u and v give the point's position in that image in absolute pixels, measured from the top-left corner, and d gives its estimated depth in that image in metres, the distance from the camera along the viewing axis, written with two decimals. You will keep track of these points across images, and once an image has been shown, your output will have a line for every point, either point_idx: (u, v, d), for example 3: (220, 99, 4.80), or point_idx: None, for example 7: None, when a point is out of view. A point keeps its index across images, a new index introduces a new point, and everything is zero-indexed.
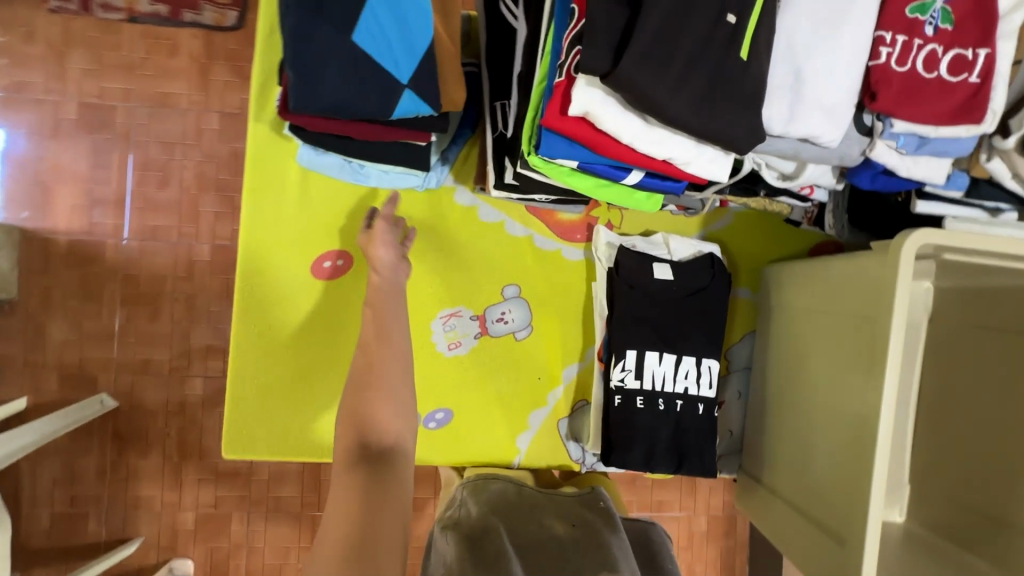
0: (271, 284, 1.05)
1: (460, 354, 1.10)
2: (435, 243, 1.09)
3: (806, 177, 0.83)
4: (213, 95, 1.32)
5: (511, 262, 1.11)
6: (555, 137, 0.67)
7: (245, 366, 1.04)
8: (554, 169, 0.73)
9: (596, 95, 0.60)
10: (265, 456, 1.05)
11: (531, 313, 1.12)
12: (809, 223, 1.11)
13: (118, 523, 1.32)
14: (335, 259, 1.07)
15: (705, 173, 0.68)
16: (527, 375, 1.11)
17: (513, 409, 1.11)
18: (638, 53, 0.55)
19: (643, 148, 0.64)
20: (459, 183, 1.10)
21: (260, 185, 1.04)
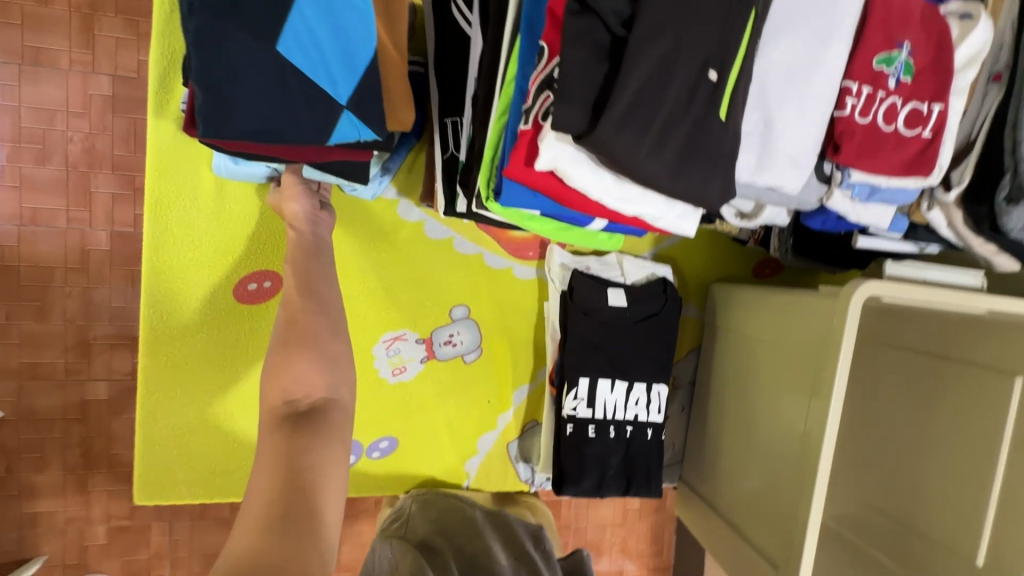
0: (186, 311, 0.92)
1: (406, 380, 1.03)
2: (377, 261, 1.01)
3: (763, 218, 0.82)
4: (101, 54, 1.10)
5: (459, 282, 1.04)
6: (517, 186, 0.60)
7: (157, 403, 0.92)
8: (513, 214, 0.67)
9: (566, 151, 0.54)
10: (188, 500, 0.94)
11: (481, 335, 1.06)
12: (756, 243, 1.12)
13: (13, 542, 1.18)
14: (260, 280, 0.95)
15: (673, 227, 0.65)
16: (477, 400, 1.07)
17: (462, 435, 1.07)
18: (614, 118, 0.49)
19: (612, 204, 0.60)
20: (402, 195, 1.00)
21: (162, 197, 0.89)
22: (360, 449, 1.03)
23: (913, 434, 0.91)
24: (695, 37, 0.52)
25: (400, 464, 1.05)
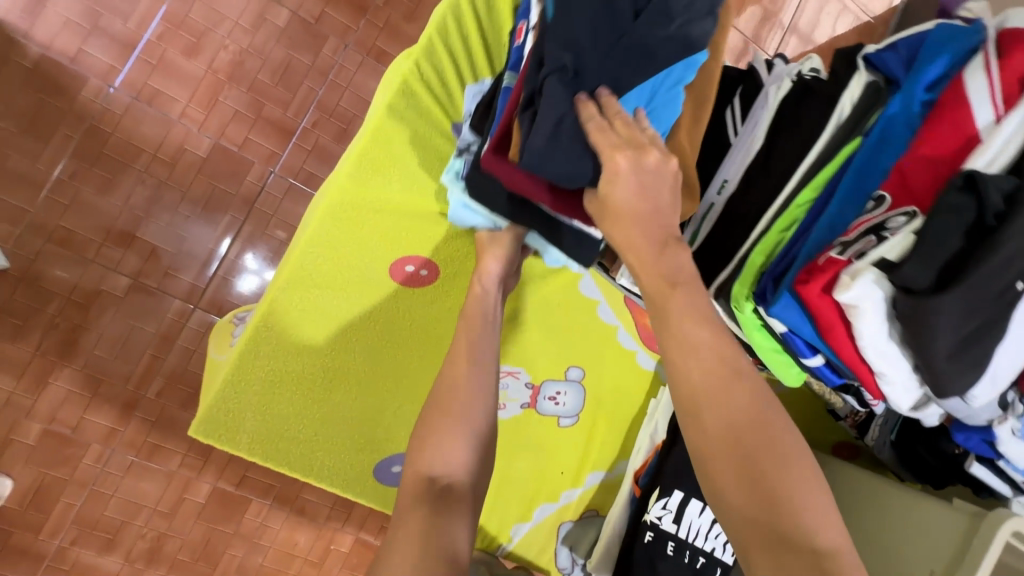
0: (337, 265, 0.88)
1: (500, 417, 0.99)
2: (526, 292, 0.97)
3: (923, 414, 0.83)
4: None
5: (586, 346, 1.02)
6: (792, 302, 0.61)
7: (265, 342, 0.85)
8: (751, 320, 0.68)
9: (878, 297, 0.55)
10: (241, 453, 0.86)
11: (584, 405, 1.03)
12: (851, 423, 1.15)
13: None
14: (419, 266, 0.90)
15: (892, 394, 0.67)
16: (552, 466, 1.02)
17: (523, 496, 1.01)
18: (953, 294, 0.51)
19: (870, 355, 0.61)
20: (589, 272, 0.99)
21: (372, 154, 0.84)
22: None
23: None
24: None
25: None
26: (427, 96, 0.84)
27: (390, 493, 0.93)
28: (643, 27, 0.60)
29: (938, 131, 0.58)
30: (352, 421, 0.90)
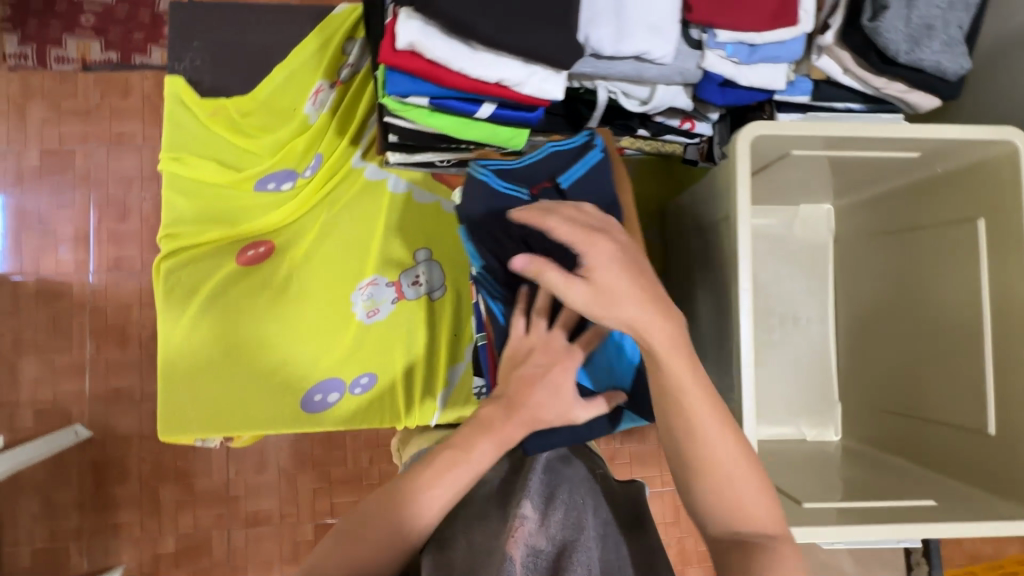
0: (195, 269, 1.09)
1: (380, 319, 1.12)
2: (344, 213, 1.14)
3: (660, 101, 0.89)
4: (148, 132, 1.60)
5: (420, 229, 1.15)
6: (399, 75, 0.74)
7: (172, 352, 1.07)
8: (413, 112, 0.81)
9: (417, 26, 0.68)
10: (199, 433, 1.07)
11: (445, 273, 1.15)
12: (704, 160, 1.14)
13: None
14: (257, 247, 1.11)
15: (541, 92, 0.75)
16: (445, 331, 1.13)
17: (434, 366, 1.12)
18: None
19: (473, 73, 0.71)
20: (416, 185, 1.16)
21: (173, 209, 1.09)
22: (343, 387, 1.10)
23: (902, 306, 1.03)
24: None
25: (378, 400, 1.10)
26: (190, 142, 1.11)
27: (322, 416, 1.09)
28: None
29: None
30: (275, 386, 1.09)
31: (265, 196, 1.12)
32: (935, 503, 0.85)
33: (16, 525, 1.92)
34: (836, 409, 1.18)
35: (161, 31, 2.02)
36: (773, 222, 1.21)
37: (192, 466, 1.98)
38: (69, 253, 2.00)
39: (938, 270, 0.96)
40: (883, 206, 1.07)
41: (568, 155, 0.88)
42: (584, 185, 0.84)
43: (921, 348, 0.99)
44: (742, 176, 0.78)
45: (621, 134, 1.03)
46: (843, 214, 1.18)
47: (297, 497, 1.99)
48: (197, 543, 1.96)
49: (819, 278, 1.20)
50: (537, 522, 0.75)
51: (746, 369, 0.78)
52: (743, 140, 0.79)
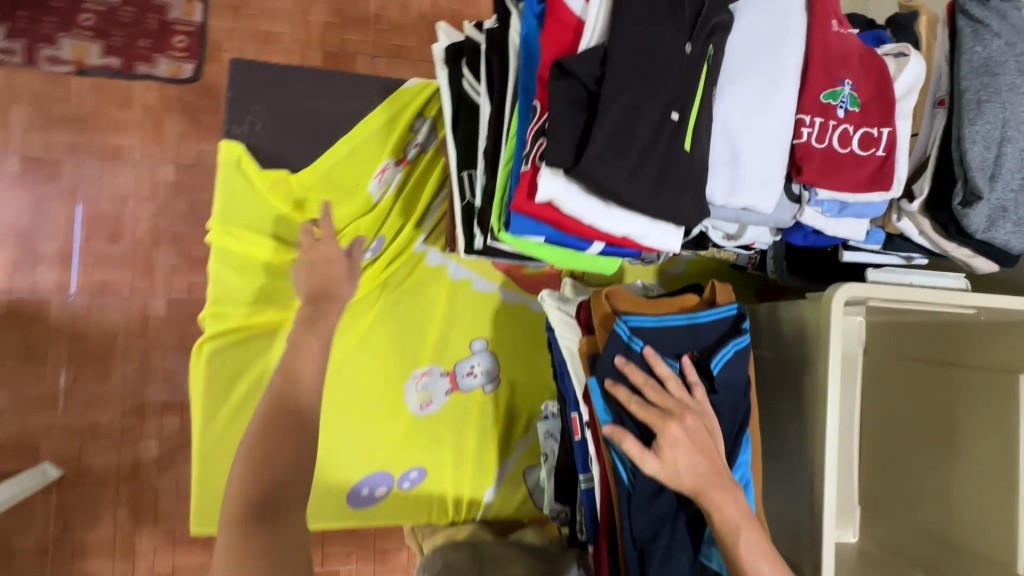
0: (240, 352, 1.03)
1: (433, 412, 1.10)
2: (401, 299, 1.11)
3: (748, 237, 0.92)
4: (167, 146, 1.36)
5: (477, 318, 1.13)
6: (524, 217, 0.72)
7: (210, 443, 1.01)
8: (523, 244, 0.79)
9: (560, 184, 0.66)
10: None
11: (499, 365, 1.13)
12: (754, 267, 1.21)
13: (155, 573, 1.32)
14: None
15: (660, 245, 0.75)
16: (496, 425, 1.12)
17: (484, 461, 1.11)
18: (593, 152, 0.62)
19: (604, 227, 0.71)
20: (476, 272, 1.14)
21: (222, 284, 1.03)
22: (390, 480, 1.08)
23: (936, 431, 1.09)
24: (656, 88, 0.65)
25: (427, 495, 1.09)
26: (245, 215, 1.05)
27: (368, 511, 1.06)
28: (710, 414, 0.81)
29: (551, 32, 0.68)
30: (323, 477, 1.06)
31: None
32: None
33: None
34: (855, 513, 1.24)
35: (171, 41, 1.37)
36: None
37: None
38: None
39: (971, 407, 1.03)
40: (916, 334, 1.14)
41: (709, 332, 0.85)
42: (726, 375, 0.82)
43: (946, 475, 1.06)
44: (835, 335, 0.81)
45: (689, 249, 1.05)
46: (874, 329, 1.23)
47: None
48: None
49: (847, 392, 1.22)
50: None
51: (828, 530, 0.79)
52: (836, 300, 0.82)
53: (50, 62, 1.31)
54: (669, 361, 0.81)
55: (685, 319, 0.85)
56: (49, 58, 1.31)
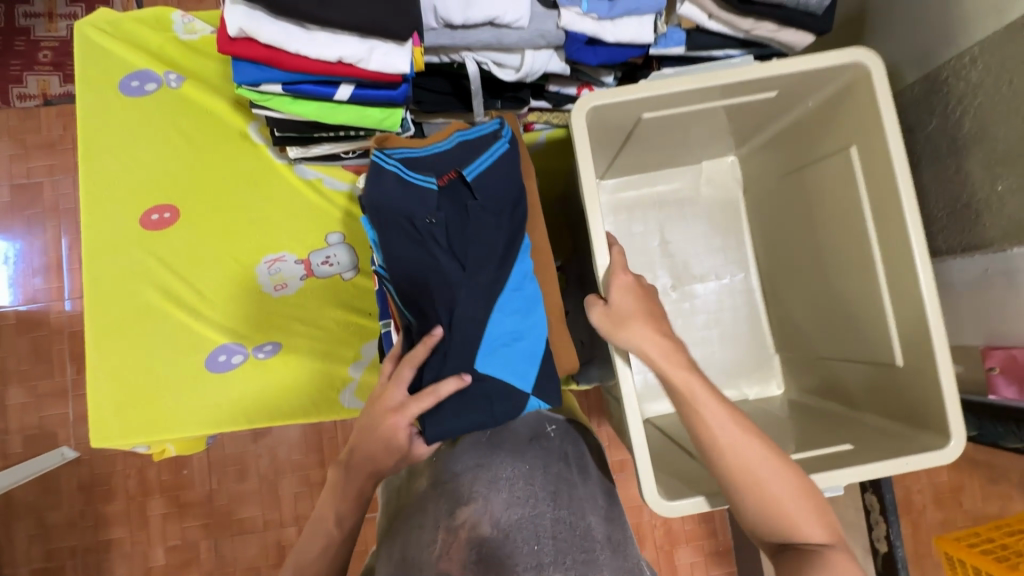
0: (98, 167, 1.15)
1: (287, 294, 1.15)
2: (224, 177, 1.17)
3: (531, 66, 0.88)
4: (31, 148, 1.98)
5: (331, 213, 1.18)
6: (245, 64, 0.77)
7: (97, 274, 1.12)
8: (276, 101, 0.82)
9: (245, 15, 0.70)
10: (113, 405, 1.08)
11: (356, 255, 1.17)
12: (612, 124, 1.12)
13: (227, 494, 2.02)
14: (162, 212, 1.15)
15: (387, 67, 0.75)
16: (355, 313, 1.16)
17: (344, 345, 1.15)
18: None
19: (311, 52, 0.73)
20: (330, 174, 1.18)
21: (88, 147, 1.15)
22: (246, 350, 1.13)
23: (853, 246, 0.94)
24: None
25: (285, 368, 1.12)
26: (98, 92, 1.16)
27: (220, 377, 1.12)
28: (475, 225, 0.79)
29: None
30: (164, 340, 1.12)
31: (171, 118, 1.17)
32: (851, 446, 0.88)
33: (13, 546, 1.98)
34: (769, 362, 1.20)
35: (38, 55, 1.96)
36: (679, 184, 1.23)
37: (181, 479, 2.03)
38: (43, 283, 1.97)
39: (831, 203, 0.98)
40: (776, 150, 1.10)
41: (471, 146, 0.83)
42: (489, 181, 0.81)
43: (835, 286, 1.01)
44: (584, 142, 0.84)
45: (516, 108, 1.02)
46: (745, 162, 1.21)
47: (279, 504, 2.02)
48: (187, 558, 2.00)
49: (731, 231, 1.23)
50: (481, 511, 0.72)
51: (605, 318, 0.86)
52: (579, 115, 0.84)
53: (23, 99, 1.96)
54: (424, 176, 0.80)
55: (448, 142, 0.84)
56: (23, 97, 1.96)
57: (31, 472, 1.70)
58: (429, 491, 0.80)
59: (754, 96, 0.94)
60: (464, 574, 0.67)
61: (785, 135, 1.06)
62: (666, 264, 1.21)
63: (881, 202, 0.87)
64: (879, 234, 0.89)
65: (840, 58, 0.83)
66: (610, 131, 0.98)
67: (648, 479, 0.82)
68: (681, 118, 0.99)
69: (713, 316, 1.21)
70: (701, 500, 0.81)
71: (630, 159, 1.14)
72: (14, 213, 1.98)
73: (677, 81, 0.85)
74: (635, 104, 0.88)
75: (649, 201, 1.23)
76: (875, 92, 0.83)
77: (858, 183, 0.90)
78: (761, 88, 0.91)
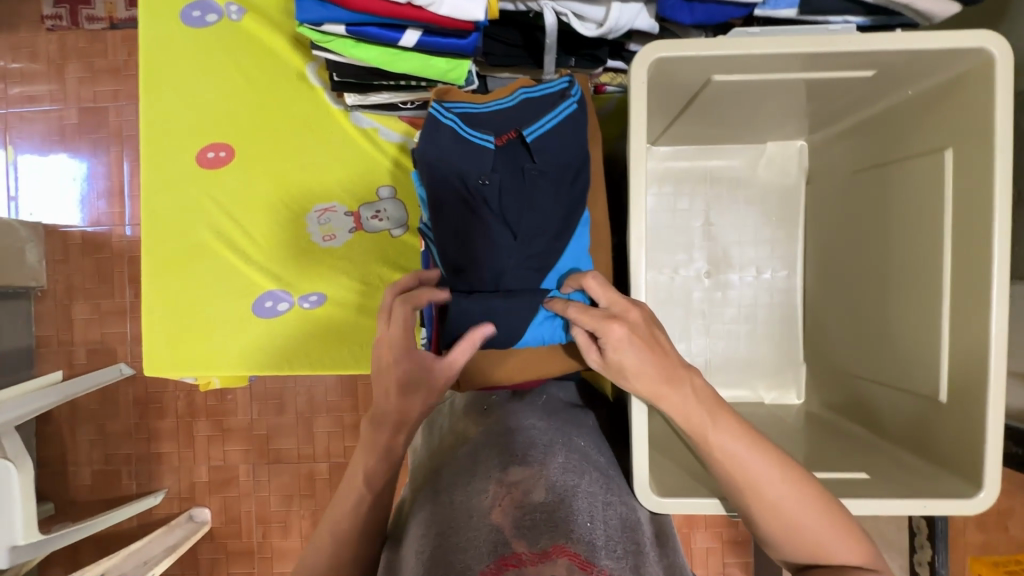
0: (158, 99, 1.14)
1: (335, 246, 1.14)
2: (280, 121, 1.14)
3: (616, 21, 0.79)
4: (97, 72, 2.01)
5: (381, 166, 1.13)
6: (310, 1, 0.72)
7: (154, 208, 1.13)
8: (338, 44, 0.77)
9: None
10: (166, 337, 1.12)
11: (406, 213, 1.13)
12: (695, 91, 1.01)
13: (266, 425, 2.13)
14: (218, 151, 1.14)
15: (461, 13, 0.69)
16: (398, 271, 1.14)
17: (386, 303, 1.13)
18: None
19: None
20: (384, 123, 1.13)
21: (151, 77, 1.13)
22: (292, 298, 1.13)
23: (914, 258, 0.80)
24: None
25: (328, 320, 1.12)
26: (160, 21, 1.13)
27: (266, 322, 1.13)
28: (530, 191, 0.77)
29: None
30: (215, 279, 1.13)
31: (230, 54, 1.14)
32: (867, 475, 0.76)
33: (76, 447, 2.16)
34: (800, 371, 1.07)
35: None
36: (736, 164, 1.09)
37: (225, 405, 2.14)
38: (106, 207, 2.05)
39: (905, 207, 0.82)
40: (857, 139, 0.94)
41: (537, 107, 0.79)
42: (550, 146, 0.77)
43: (888, 306, 0.85)
44: (638, 98, 0.71)
45: (590, 68, 0.92)
46: (815, 150, 1.05)
47: (312, 440, 2.11)
48: (227, 477, 2.14)
49: (786, 224, 1.08)
50: (538, 474, 0.68)
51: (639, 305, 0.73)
52: (640, 64, 0.71)
53: (90, 20, 1.96)
54: (483, 134, 0.76)
55: (512, 99, 0.80)
56: (90, 19, 1.96)
57: (93, 384, 1.83)
58: (476, 445, 0.76)
59: (847, 70, 0.78)
60: (519, 528, 0.60)
61: (873, 121, 0.89)
62: (706, 248, 1.09)
63: (968, 210, 0.71)
64: (958, 251, 0.72)
65: (958, 41, 0.68)
66: (672, 93, 0.84)
67: (644, 469, 0.72)
68: (755, 86, 0.83)
69: (744, 311, 1.08)
70: (718, 502, 0.70)
71: (688, 129, 1.00)
72: (81, 135, 2.03)
73: (764, 40, 0.71)
74: (710, 62, 0.74)
75: (699, 176, 1.10)
76: (995, 85, 0.67)
77: (943, 188, 0.74)
78: (857, 62, 0.76)
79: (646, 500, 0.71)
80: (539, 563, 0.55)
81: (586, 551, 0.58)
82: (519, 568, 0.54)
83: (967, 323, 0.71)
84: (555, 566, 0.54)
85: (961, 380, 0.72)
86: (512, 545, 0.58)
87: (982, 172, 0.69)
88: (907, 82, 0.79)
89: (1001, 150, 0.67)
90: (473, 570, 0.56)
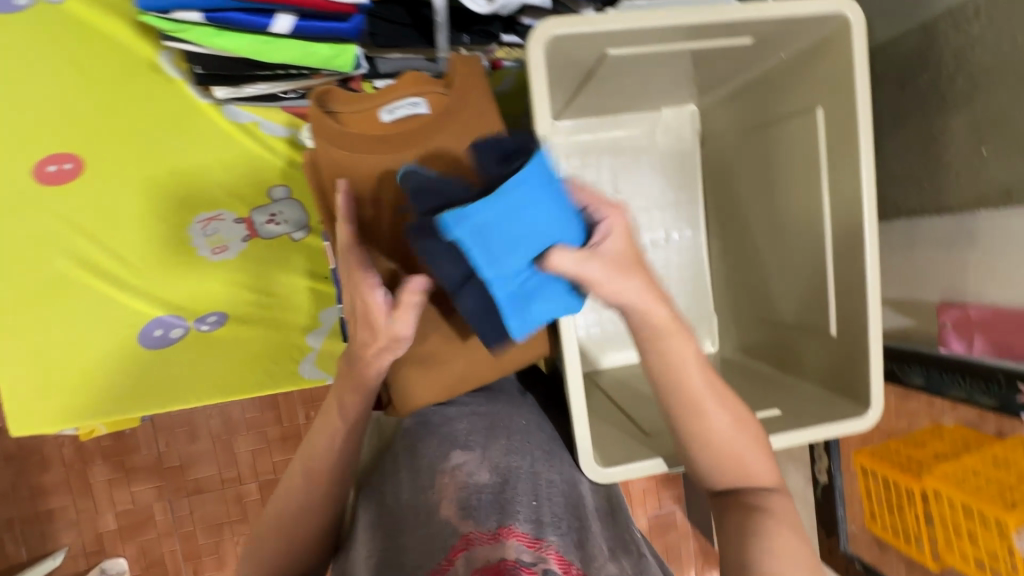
0: None
1: (228, 258, 1.02)
2: (135, 121, 0.98)
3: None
4: None
5: (267, 164, 1.03)
6: None
7: None
8: (196, 33, 0.69)
9: None
10: (30, 392, 0.95)
11: (306, 213, 1.05)
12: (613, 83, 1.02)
13: (178, 455, 1.93)
14: (61, 163, 0.96)
15: None
16: (307, 276, 1.06)
17: (295, 312, 1.06)
18: None
19: None
20: (263, 116, 1.01)
21: None
22: (186, 323, 1.02)
23: (796, 209, 0.88)
24: None
25: (232, 340, 1.03)
26: None
27: (159, 353, 1.01)
28: None
29: None
30: (85, 314, 0.98)
31: (52, 43, 0.94)
32: (777, 411, 0.85)
33: None
34: (711, 322, 1.15)
35: None
36: (634, 133, 1.12)
37: (124, 444, 1.91)
38: None
39: (787, 165, 0.89)
40: (738, 104, 1.00)
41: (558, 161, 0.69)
42: None
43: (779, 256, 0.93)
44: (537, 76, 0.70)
45: (484, 45, 0.88)
46: (705, 114, 1.10)
47: (235, 462, 1.96)
48: (139, 520, 1.93)
49: (686, 187, 1.15)
50: (479, 456, 0.64)
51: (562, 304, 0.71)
52: (536, 42, 0.69)
53: None
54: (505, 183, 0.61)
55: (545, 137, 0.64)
56: None
57: None
58: (411, 436, 0.72)
59: (729, 39, 0.82)
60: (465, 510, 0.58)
61: (753, 85, 0.95)
62: None
63: (840, 166, 0.79)
64: (833, 202, 0.81)
65: (821, 7, 0.72)
66: (566, 69, 0.83)
67: (585, 444, 0.73)
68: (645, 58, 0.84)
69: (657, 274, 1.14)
70: (659, 462, 0.74)
71: (589, 101, 1.00)
72: None
73: (654, 11, 0.72)
74: (601, 37, 0.74)
75: (602, 148, 1.12)
76: (853, 51, 0.74)
77: (818, 144, 0.82)
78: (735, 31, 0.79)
79: (590, 471, 0.73)
80: (490, 545, 0.54)
81: (530, 527, 0.57)
82: (466, 555, 0.53)
83: (846, 267, 0.80)
84: (502, 551, 0.53)
85: (844, 318, 0.81)
86: (459, 531, 0.55)
87: (847, 130, 0.76)
88: (778, 46, 0.84)
89: (860, 110, 0.74)
90: (423, 568, 0.53)
